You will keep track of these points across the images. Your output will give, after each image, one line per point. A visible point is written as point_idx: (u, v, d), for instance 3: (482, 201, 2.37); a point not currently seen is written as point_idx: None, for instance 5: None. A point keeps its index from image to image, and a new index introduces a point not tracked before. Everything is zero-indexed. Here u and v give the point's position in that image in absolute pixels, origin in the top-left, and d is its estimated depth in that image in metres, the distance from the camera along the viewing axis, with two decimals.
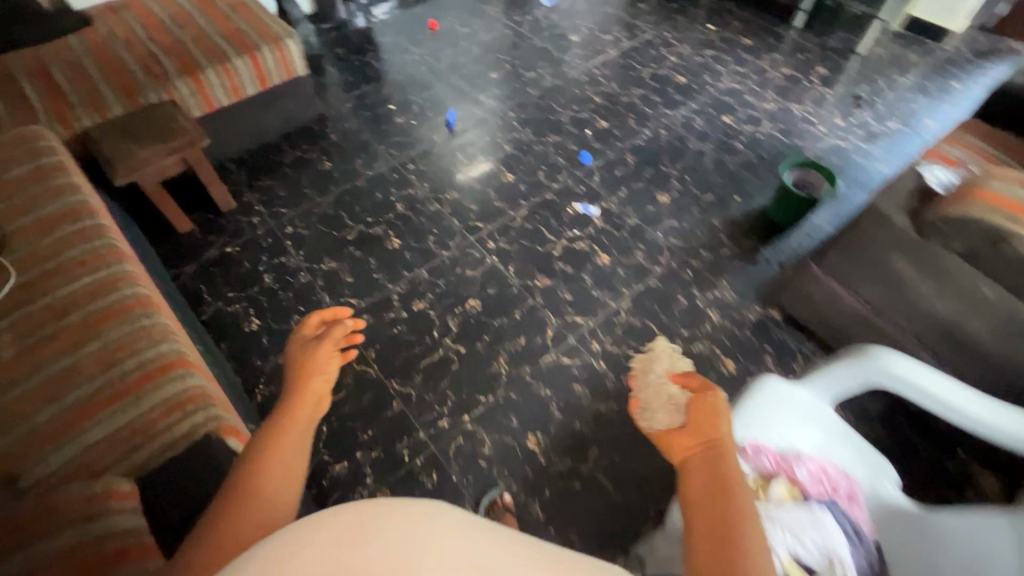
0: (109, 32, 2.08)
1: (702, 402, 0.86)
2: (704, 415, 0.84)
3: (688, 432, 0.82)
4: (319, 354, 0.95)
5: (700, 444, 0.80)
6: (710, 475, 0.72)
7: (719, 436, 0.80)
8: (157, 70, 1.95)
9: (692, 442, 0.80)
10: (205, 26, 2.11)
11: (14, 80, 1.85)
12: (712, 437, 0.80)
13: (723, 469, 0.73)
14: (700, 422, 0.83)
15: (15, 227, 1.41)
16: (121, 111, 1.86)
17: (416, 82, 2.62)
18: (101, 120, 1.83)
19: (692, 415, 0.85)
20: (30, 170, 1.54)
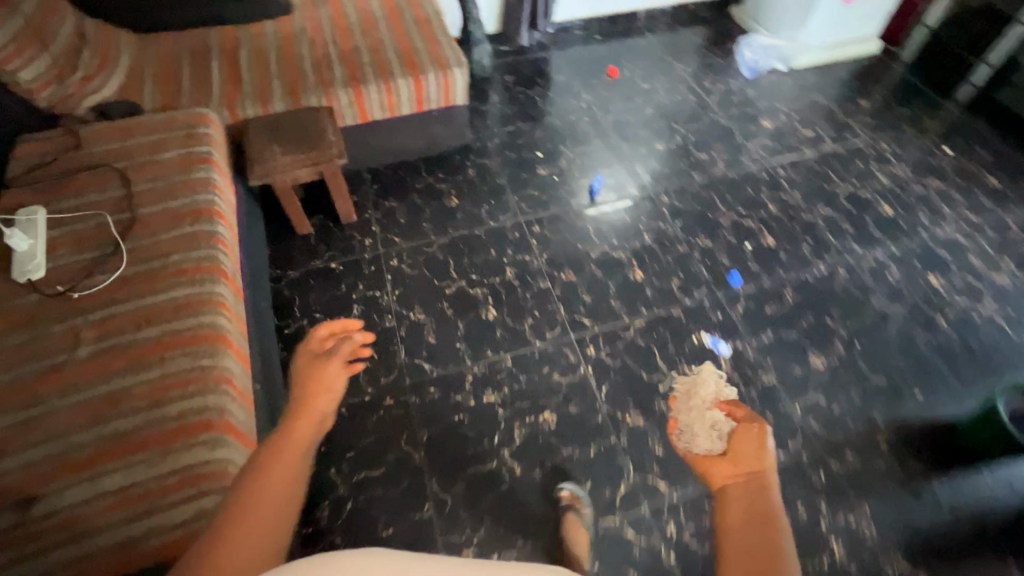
0: (299, 25, 2.14)
1: (746, 430, 0.81)
2: (750, 444, 0.79)
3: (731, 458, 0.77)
4: (327, 370, 0.93)
5: (743, 474, 0.76)
6: (745, 512, 0.69)
7: (760, 473, 0.75)
8: (326, 75, 1.96)
9: (737, 472, 0.76)
10: (384, 38, 2.09)
11: (208, 59, 1.97)
12: (756, 470, 0.76)
13: (766, 504, 0.70)
14: (743, 456, 0.78)
15: (145, 212, 1.45)
16: (280, 109, 1.88)
17: (574, 132, 2.42)
18: (260, 114, 1.87)
19: (734, 446, 0.81)
20: (180, 156, 1.59)
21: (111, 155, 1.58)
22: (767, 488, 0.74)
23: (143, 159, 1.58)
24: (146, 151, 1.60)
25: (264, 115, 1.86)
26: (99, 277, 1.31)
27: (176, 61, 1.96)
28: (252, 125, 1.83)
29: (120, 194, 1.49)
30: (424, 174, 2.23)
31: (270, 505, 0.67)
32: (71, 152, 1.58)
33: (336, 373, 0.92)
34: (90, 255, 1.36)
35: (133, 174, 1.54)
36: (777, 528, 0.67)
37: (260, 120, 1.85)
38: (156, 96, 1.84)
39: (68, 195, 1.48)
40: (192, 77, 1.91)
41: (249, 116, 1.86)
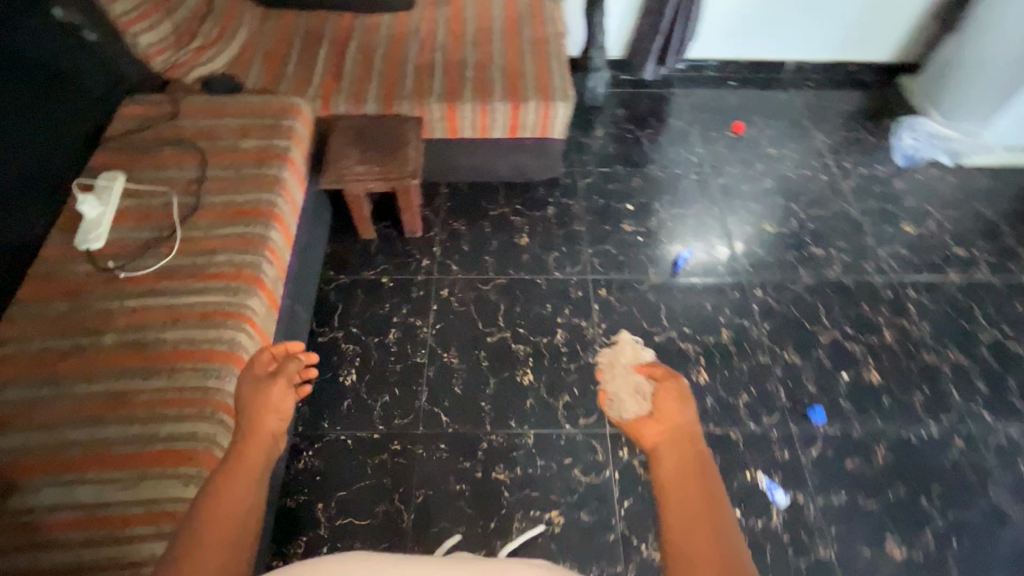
0: (416, 25, 2.06)
1: (666, 388, 0.89)
2: (668, 399, 0.88)
3: (656, 415, 0.86)
4: (272, 389, 0.97)
5: (666, 428, 0.86)
6: (679, 463, 0.79)
7: (683, 425, 0.85)
8: (425, 84, 1.87)
9: (662, 430, 0.85)
10: (494, 54, 1.96)
11: (318, 46, 1.95)
12: (677, 423, 0.85)
13: (692, 453, 0.80)
14: (664, 411, 0.87)
15: (210, 202, 1.44)
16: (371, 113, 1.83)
17: (675, 189, 2.17)
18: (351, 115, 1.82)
19: (658, 404, 0.88)
20: (259, 147, 1.57)
21: (199, 133, 1.59)
22: (691, 438, 0.84)
23: (226, 143, 1.58)
24: (231, 135, 1.60)
25: (354, 117, 1.81)
26: (147, 261, 1.32)
27: (289, 41, 1.95)
28: (339, 125, 1.79)
29: (195, 176, 1.50)
30: (501, 201, 2.09)
31: (227, 515, 0.73)
32: (166, 121, 1.62)
33: (279, 394, 0.97)
34: (147, 235, 1.37)
35: (212, 157, 1.54)
36: (703, 470, 0.78)
37: (348, 121, 1.80)
38: (260, 76, 1.83)
39: (149, 166, 1.51)
40: (299, 62, 1.89)
41: (340, 114, 1.82)
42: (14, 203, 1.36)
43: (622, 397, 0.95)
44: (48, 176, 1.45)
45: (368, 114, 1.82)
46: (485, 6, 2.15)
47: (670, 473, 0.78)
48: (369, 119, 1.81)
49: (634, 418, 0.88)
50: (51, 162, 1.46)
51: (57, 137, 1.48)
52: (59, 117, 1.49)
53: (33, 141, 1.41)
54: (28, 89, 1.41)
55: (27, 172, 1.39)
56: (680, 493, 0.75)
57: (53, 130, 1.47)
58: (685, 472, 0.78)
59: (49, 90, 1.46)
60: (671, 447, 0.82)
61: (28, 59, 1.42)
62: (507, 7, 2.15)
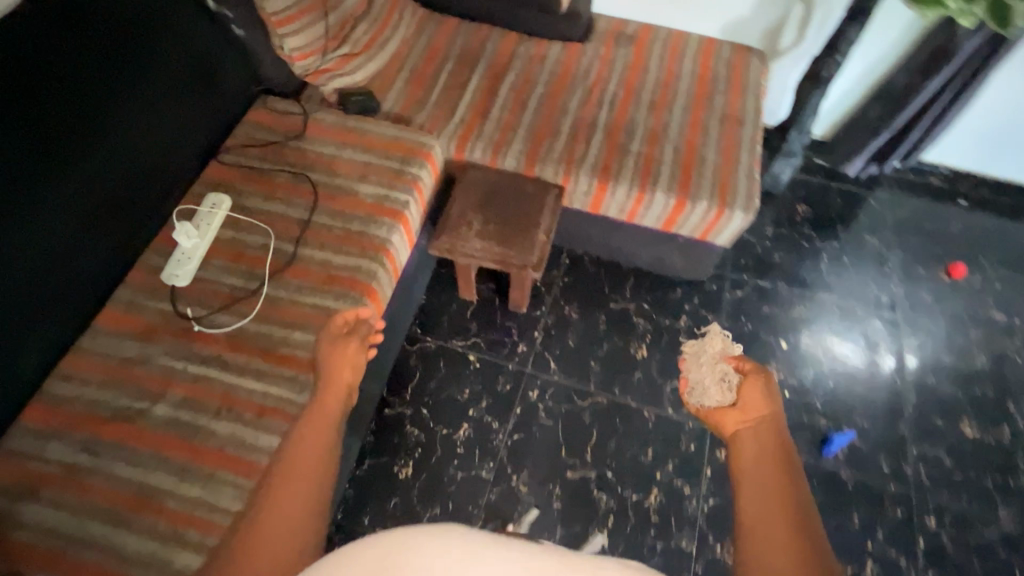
0: (585, 64, 1.73)
1: (753, 380, 0.84)
2: (756, 394, 0.82)
3: (740, 407, 0.81)
4: (346, 348, 1.07)
5: (753, 420, 0.79)
6: (761, 453, 0.71)
7: (770, 417, 0.79)
8: (579, 147, 1.55)
9: (745, 418, 0.79)
10: (669, 126, 1.59)
11: (471, 71, 1.69)
12: (764, 415, 0.79)
13: (777, 445, 0.73)
14: (751, 403, 0.81)
15: (306, 257, 1.27)
16: (509, 169, 1.55)
17: (849, 334, 1.71)
18: (486, 168, 1.56)
19: (744, 396, 0.83)
20: (374, 198, 1.37)
21: (318, 164, 1.42)
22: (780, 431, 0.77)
23: (342, 182, 1.39)
24: (349, 174, 1.41)
25: (489, 171, 1.55)
26: (225, 319, 1.18)
27: (441, 59, 1.71)
28: (470, 178, 1.54)
29: (300, 217, 1.33)
30: (626, 294, 1.77)
31: (305, 462, 0.73)
32: (290, 140, 1.46)
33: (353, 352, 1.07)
34: (233, 284, 1.23)
35: (324, 198, 1.37)
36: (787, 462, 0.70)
37: (480, 176, 1.54)
38: (399, 98, 1.62)
39: (258, 192, 1.37)
40: (445, 88, 1.65)
41: (474, 164, 1.57)
42: (130, 200, 1.24)
43: (706, 384, 0.99)
44: (170, 165, 1.33)
45: (506, 171, 1.55)
46: (674, 56, 1.76)
47: (748, 453, 0.72)
48: (504, 178, 1.54)
49: (716, 408, 0.83)
50: (173, 150, 1.33)
51: (178, 121, 1.33)
52: (188, 123, 1.35)
53: (152, 127, 1.26)
54: (143, 68, 1.24)
55: (146, 164, 1.26)
56: (757, 490, 0.66)
57: (174, 113, 1.31)
58: (766, 466, 0.69)
59: (169, 66, 1.28)
60: (755, 436, 0.75)
61: (140, 31, 1.23)
62: (700, 63, 1.75)
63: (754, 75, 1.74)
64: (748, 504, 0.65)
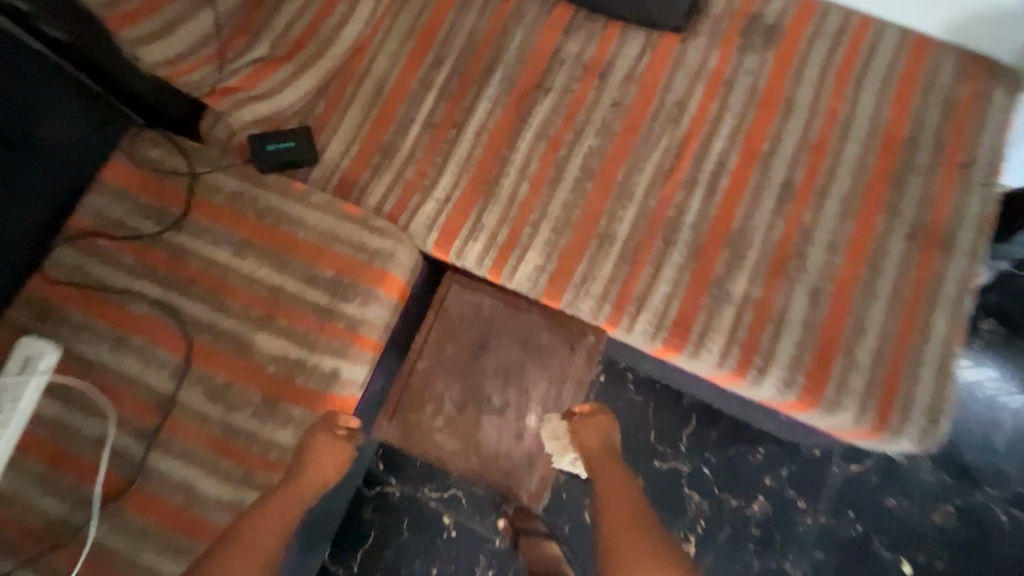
0: (679, 94, 0.99)
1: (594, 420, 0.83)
2: (591, 432, 0.81)
3: (584, 440, 0.81)
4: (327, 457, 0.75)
5: (599, 438, 0.80)
6: (616, 476, 0.74)
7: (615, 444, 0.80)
8: (641, 276, 0.90)
9: (589, 447, 0.80)
10: (809, 247, 0.90)
11: (479, 91, 0.99)
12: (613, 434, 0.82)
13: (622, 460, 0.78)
14: (589, 438, 0.81)
15: (157, 474, 0.79)
16: (519, 296, 0.94)
17: (1021, 561, 1.12)
18: (481, 288, 0.95)
19: (581, 431, 0.82)
20: (279, 364, 0.84)
21: (203, 285, 0.87)
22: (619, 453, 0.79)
23: (236, 327, 0.85)
24: (248, 311, 0.86)
25: (485, 297, 0.95)
26: None
27: (430, 65, 1.01)
28: (452, 306, 0.94)
29: (163, 391, 0.83)
30: (680, 448, 1.21)
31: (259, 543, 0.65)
32: (166, 232, 0.90)
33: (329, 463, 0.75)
34: (50, 513, 0.78)
35: (205, 357, 0.84)
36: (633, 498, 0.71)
37: (469, 307, 0.94)
38: (354, 146, 0.98)
39: (105, 332, 0.85)
40: (430, 129, 0.98)
41: (461, 280, 0.96)
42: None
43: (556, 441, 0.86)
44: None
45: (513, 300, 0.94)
46: (845, 86, 0.98)
47: (609, 479, 0.74)
48: (507, 315, 0.94)
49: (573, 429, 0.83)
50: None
51: None
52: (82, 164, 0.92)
53: None
54: None
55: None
56: (623, 510, 0.69)
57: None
58: (606, 459, 0.77)
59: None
60: (587, 442, 0.80)
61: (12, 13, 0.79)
62: (890, 103, 0.97)
63: (994, 137, 0.94)
64: (608, 497, 0.71)
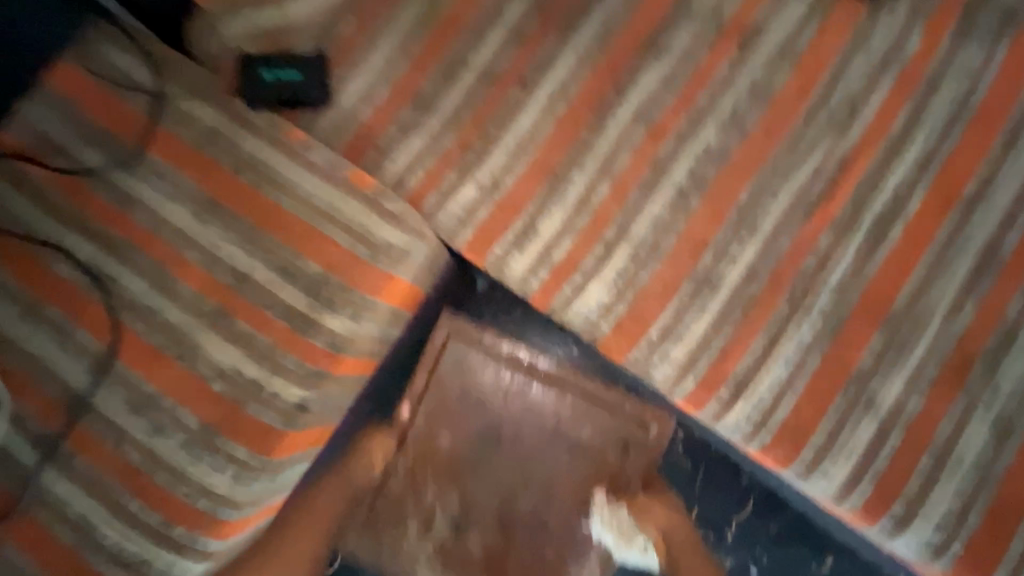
0: (854, 88, 0.67)
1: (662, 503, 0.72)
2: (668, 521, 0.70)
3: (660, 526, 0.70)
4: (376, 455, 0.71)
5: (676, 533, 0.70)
6: None
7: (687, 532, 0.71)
8: (746, 349, 0.63)
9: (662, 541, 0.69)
10: (1008, 355, 0.61)
11: (564, 39, 0.70)
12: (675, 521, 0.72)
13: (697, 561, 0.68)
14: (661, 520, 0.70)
15: (52, 499, 0.59)
16: (539, 363, 0.75)
17: None
18: (490, 351, 0.74)
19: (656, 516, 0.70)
20: (227, 379, 0.61)
21: (147, 252, 0.64)
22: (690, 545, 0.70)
23: (180, 320, 0.62)
24: (200, 299, 0.63)
25: (495, 368, 0.74)
26: None
27: None
28: (448, 379, 0.73)
29: (75, 388, 0.61)
30: (726, 538, 0.94)
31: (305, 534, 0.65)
32: (112, 170, 0.66)
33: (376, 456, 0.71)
34: None
35: (135, 352, 0.62)
36: None
37: (472, 382, 0.73)
38: (380, 91, 0.71)
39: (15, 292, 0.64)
40: (487, 82, 0.70)
41: (461, 338, 0.73)
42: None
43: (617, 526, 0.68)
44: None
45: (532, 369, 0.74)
46: None
47: None
48: (522, 399, 0.74)
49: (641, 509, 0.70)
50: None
51: None
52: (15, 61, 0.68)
53: None
54: None
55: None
56: None
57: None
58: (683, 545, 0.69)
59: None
60: (663, 525, 0.70)
61: None
62: None
63: None
64: None
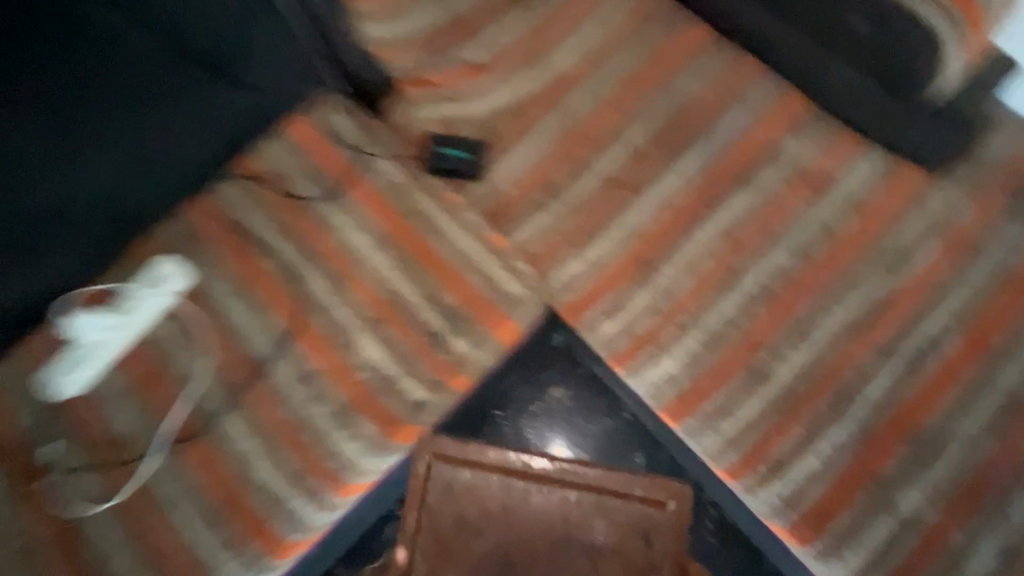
0: (908, 241, 0.82)
1: None
2: None
3: None
4: None
5: None
6: None
7: None
8: (788, 436, 0.75)
9: None
10: (1017, 489, 0.71)
11: (673, 162, 0.89)
12: None
13: None
14: None
15: (227, 434, 0.78)
16: (532, 462, 0.72)
17: None
18: (476, 466, 0.72)
19: None
20: (371, 372, 0.79)
21: (333, 264, 0.85)
22: None
23: (346, 318, 0.82)
24: (364, 306, 0.83)
25: (487, 483, 0.71)
26: (84, 485, 0.77)
27: (631, 117, 0.92)
28: (440, 506, 0.70)
29: (260, 353, 0.81)
30: None
31: None
32: (319, 199, 0.89)
33: None
34: (124, 428, 0.79)
35: (308, 335, 0.82)
36: None
37: (478, 509, 0.70)
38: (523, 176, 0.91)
39: (232, 274, 0.86)
40: (606, 184, 0.89)
41: (445, 458, 0.71)
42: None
43: None
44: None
45: (508, 486, 0.71)
46: None
47: None
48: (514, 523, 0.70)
49: None
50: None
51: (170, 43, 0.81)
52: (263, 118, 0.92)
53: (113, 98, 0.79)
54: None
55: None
56: None
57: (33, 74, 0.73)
58: None
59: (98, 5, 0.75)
60: None
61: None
62: None
63: None
64: None
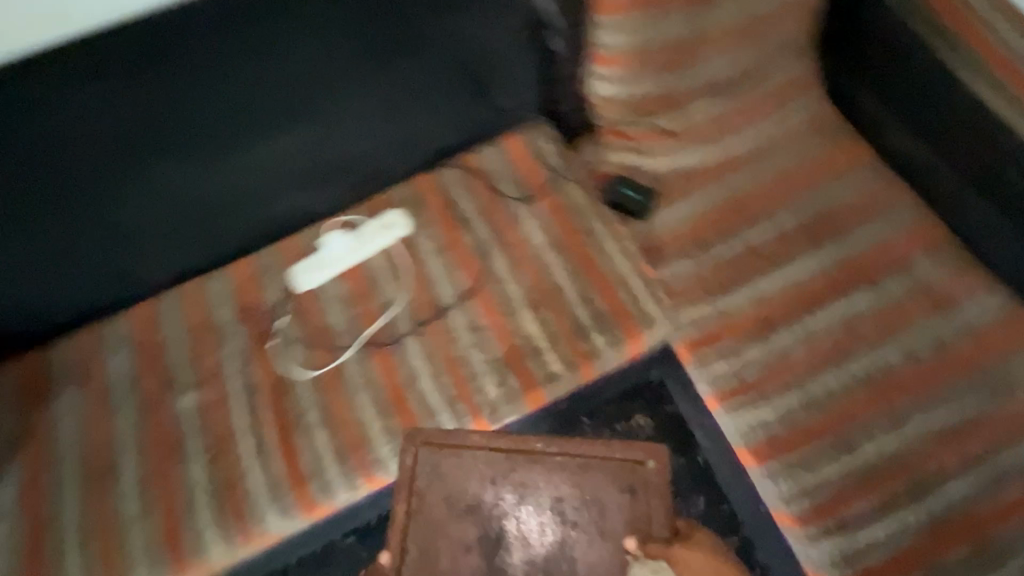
0: (1016, 375, 0.91)
1: None
2: None
3: None
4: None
5: None
6: None
7: None
8: (860, 504, 0.86)
9: None
10: None
11: (813, 250, 1.04)
12: None
13: None
14: None
15: (405, 351, 1.01)
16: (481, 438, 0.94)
17: None
18: (448, 442, 0.94)
19: None
20: (524, 341, 1.00)
21: (515, 251, 1.08)
22: None
23: (515, 294, 1.04)
24: (531, 289, 1.04)
25: (457, 451, 0.94)
26: (297, 353, 1.03)
27: (785, 203, 1.08)
28: (424, 477, 0.93)
29: (444, 300, 1.05)
30: None
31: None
32: (515, 200, 1.13)
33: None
34: (334, 323, 1.05)
35: (484, 298, 1.04)
36: None
37: (460, 484, 0.92)
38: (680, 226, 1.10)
39: (437, 236, 1.11)
40: (750, 251, 1.06)
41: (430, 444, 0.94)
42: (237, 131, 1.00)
43: None
44: (247, 111, 1.00)
45: (486, 452, 0.93)
46: None
47: None
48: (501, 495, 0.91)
49: None
50: (321, 107, 1.03)
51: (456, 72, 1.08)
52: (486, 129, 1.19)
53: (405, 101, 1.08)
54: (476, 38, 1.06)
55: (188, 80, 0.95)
56: None
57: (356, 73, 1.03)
58: None
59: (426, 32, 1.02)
60: None
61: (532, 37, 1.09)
62: None
63: None
64: None
